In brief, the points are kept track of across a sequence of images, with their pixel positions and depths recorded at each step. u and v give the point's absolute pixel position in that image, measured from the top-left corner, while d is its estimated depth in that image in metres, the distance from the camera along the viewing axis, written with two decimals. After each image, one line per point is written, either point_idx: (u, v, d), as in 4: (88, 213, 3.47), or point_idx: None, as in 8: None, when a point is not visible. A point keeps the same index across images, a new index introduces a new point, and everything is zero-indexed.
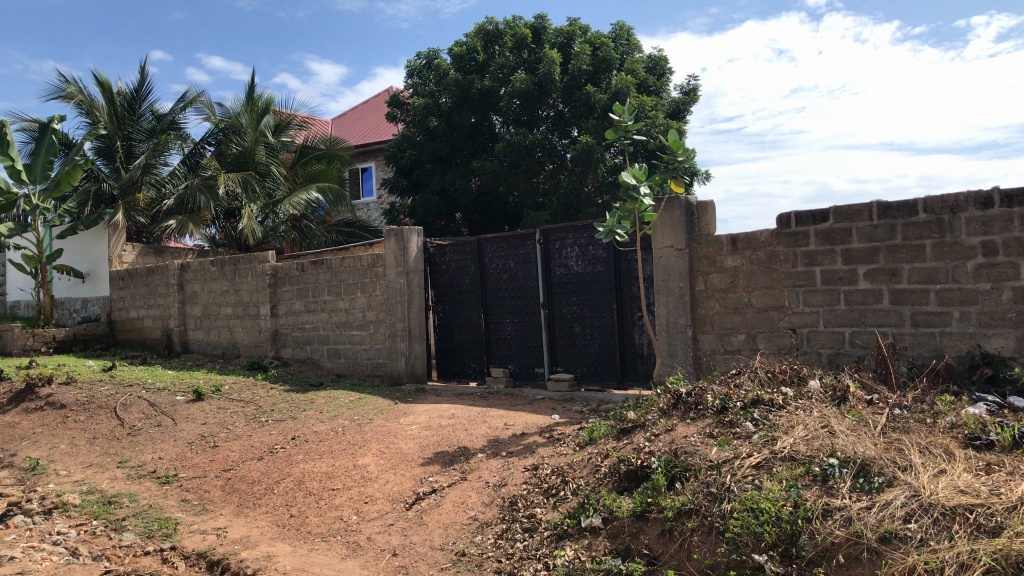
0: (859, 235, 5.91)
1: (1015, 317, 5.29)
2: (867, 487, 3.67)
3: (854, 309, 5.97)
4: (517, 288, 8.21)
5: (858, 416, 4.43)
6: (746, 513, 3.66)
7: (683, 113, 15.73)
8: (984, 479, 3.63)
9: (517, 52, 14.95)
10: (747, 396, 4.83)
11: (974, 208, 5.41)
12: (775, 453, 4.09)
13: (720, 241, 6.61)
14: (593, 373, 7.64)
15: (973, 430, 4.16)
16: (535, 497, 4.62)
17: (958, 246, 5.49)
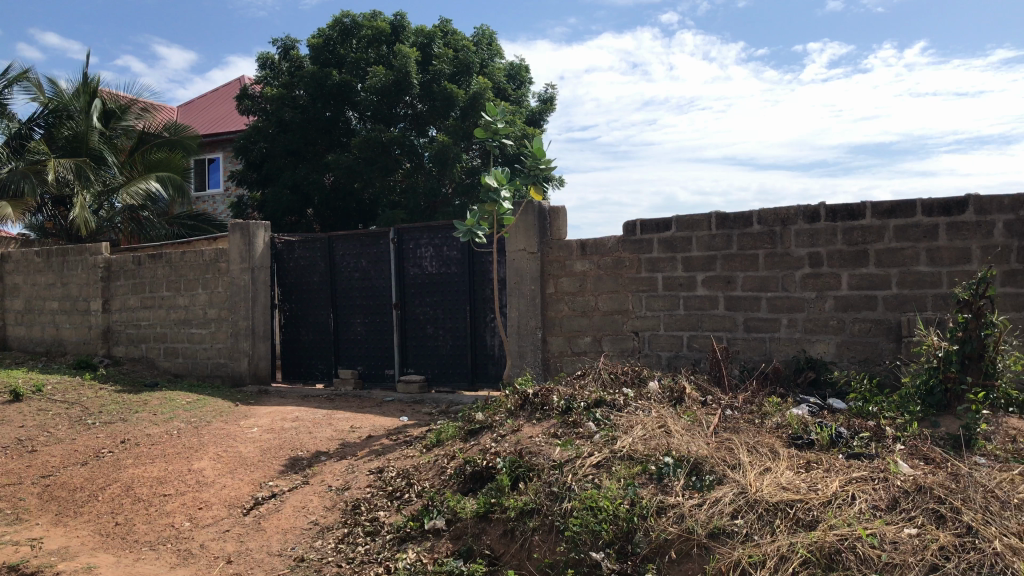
0: (699, 243, 6.17)
1: (836, 325, 5.69)
2: (698, 485, 3.84)
3: (692, 314, 6.23)
4: (368, 288, 8.10)
5: (693, 416, 4.63)
6: (585, 511, 3.75)
7: (541, 121, 15.99)
8: (804, 475, 3.87)
9: (375, 48, 14.81)
10: (591, 397, 4.95)
11: (802, 221, 5.77)
12: (614, 452, 4.20)
13: (570, 246, 6.74)
14: (443, 374, 7.63)
15: (797, 430, 4.43)
16: (379, 500, 4.55)
17: (787, 256, 5.84)
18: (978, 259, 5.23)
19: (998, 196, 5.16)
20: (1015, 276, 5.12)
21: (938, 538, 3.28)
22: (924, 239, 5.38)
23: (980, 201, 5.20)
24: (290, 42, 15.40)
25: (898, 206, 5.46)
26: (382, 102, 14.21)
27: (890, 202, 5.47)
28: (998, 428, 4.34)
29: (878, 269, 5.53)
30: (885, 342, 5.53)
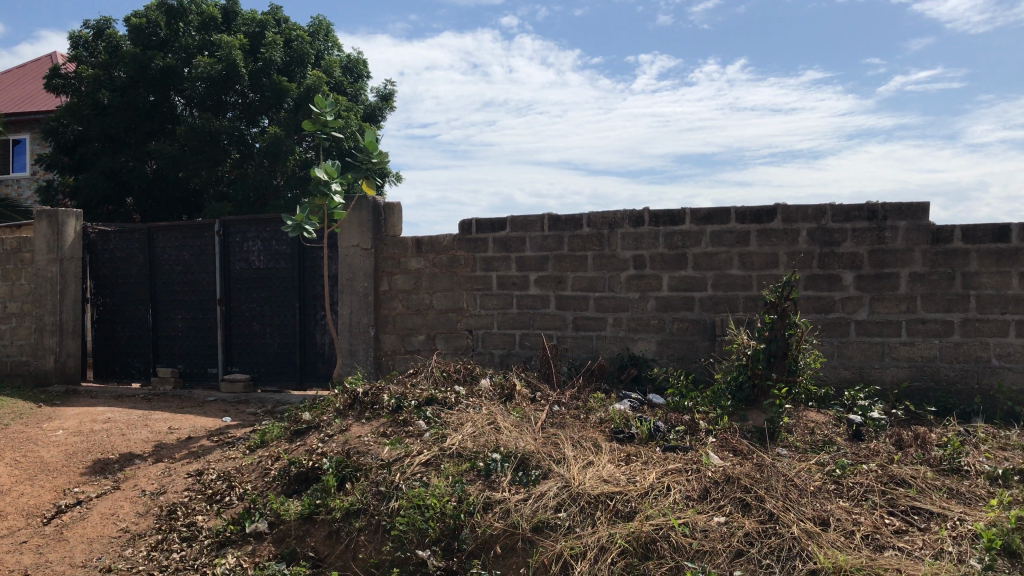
0: (531, 244, 6.29)
1: (657, 324, 5.95)
2: (525, 480, 3.91)
3: (524, 313, 6.35)
4: (191, 283, 7.72)
5: (521, 413, 4.71)
6: (412, 510, 3.73)
7: (378, 117, 15.81)
8: (624, 468, 4.03)
9: (203, 34, 14.20)
10: (421, 395, 4.94)
11: (628, 225, 6.00)
12: (443, 450, 4.21)
13: (404, 243, 6.69)
14: (271, 373, 7.39)
15: (618, 425, 4.61)
16: (197, 504, 4.35)
17: (614, 258, 6.05)
18: (784, 264, 5.62)
19: (803, 206, 5.56)
20: (816, 280, 5.54)
21: (743, 525, 3.50)
22: (737, 245, 5.73)
23: (787, 211, 5.59)
24: (105, 23, 14.42)
25: (714, 213, 5.78)
26: (210, 89, 13.58)
27: (708, 209, 5.79)
28: (799, 421, 4.69)
29: (696, 272, 5.84)
30: (701, 341, 5.84)
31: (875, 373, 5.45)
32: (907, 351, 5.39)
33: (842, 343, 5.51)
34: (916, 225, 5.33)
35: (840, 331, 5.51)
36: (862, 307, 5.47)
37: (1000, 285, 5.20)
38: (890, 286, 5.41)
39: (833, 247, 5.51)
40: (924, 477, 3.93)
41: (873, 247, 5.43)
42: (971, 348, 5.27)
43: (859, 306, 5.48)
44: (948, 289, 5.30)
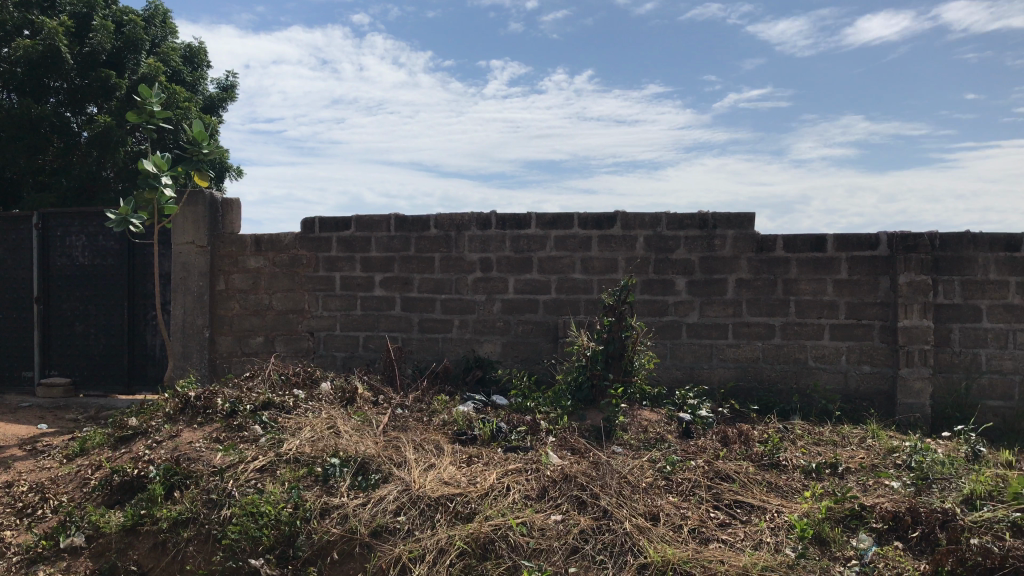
0: (377, 244, 6.21)
1: (502, 326, 6.02)
2: (364, 484, 3.85)
3: (368, 314, 6.26)
4: (4, 279, 7.14)
5: (363, 416, 4.65)
6: (245, 518, 3.60)
7: (218, 109, 15.19)
8: (465, 470, 4.04)
9: (22, 10, 12.94)
10: (258, 399, 4.77)
11: (475, 228, 6.03)
12: (279, 455, 4.08)
13: (243, 241, 6.45)
14: (94, 378, 6.94)
15: (461, 426, 4.63)
16: (5, 518, 4.02)
17: (460, 261, 6.07)
18: (623, 269, 5.82)
19: (641, 214, 5.77)
20: (651, 285, 5.78)
21: (579, 522, 3.59)
22: (580, 250, 5.88)
23: (626, 218, 5.79)
24: None
25: (558, 218, 5.90)
26: (29, 74, 12.59)
27: (552, 214, 5.90)
28: (633, 420, 4.86)
29: (539, 275, 5.94)
30: (544, 343, 5.95)
31: (704, 374, 5.73)
32: (734, 352, 5.70)
33: (675, 345, 5.77)
34: (743, 234, 5.63)
35: (673, 334, 5.77)
36: (693, 310, 5.74)
37: (817, 291, 5.57)
38: (718, 291, 5.70)
39: (668, 253, 5.75)
40: (746, 472, 4.17)
41: (704, 254, 5.71)
42: (790, 350, 5.62)
43: (691, 310, 5.75)
44: (770, 295, 5.64)
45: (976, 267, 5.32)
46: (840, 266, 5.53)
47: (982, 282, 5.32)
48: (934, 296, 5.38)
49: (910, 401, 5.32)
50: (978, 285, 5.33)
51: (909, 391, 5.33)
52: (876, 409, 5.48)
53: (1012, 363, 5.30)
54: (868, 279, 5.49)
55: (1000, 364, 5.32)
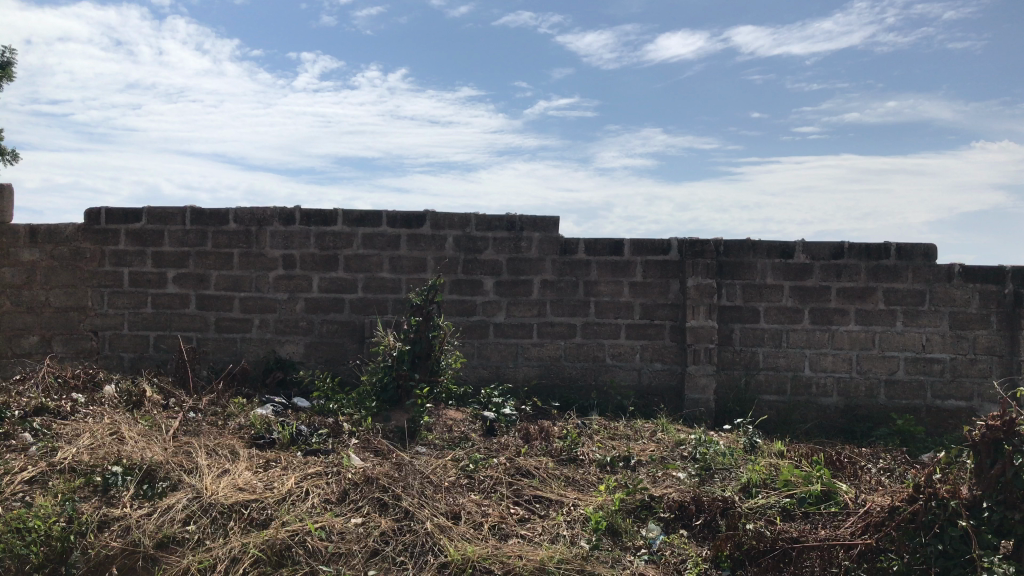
0: (170, 238, 5.86)
1: (305, 326, 5.85)
2: (149, 494, 3.62)
3: (160, 313, 5.89)
4: None
5: (150, 421, 4.36)
6: (10, 534, 3.28)
7: None
8: (261, 475, 3.89)
9: None
10: (29, 404, 4.36)
11: (278, 223, 5.82)
12: (52, 465, 3.75)
13: (16, 231, 5.88)
14: None
15: (258, 430, 4.44)
16: None
17: (261, 257, 5.84)
18: (430, 269, 5.81)
19: (449, 214, 5.79)
20: (459, 285, 5.82)
21: (380, 524, 3.54)
22: (387, 248, 5.81)
23: (435, 218, 5.79)
24: None
25: (366, 215, 5.80)
26: None
27: (359, 211, 5.80)
28: (438, 419, 4.86)
29: (346, 273, 5.83)
30: (348, 343, 5.84)
31: (508, 372, 5.83)
32: (537, 351, 5.84)
33: (481, 345, 5.84)
34: (547, 237, 5.79)
35: (480, 334, 5.83)
36: (499, 311, 5.84)
37: (615, 293, 5.82)
38: (524, 292, 5.83)
39: (475, 254, 5.82)
40: (545, 468, 4.28)
41: (510, 256, 5.82)
42: (589, 349, 5.83)
43: (497, 310, 5.84)
44: (572, 296, 5.83)
45: (756, 272, 5.74)
46: (637, 269, 5.80)
47: (760, 286, 5.74)
48: (719, 298, 5.76)
49: (697, 396, 5.66)
50: (757, 289, 5.75)
51: (695, 386, 5.66)
52: (666, 403, 5.79)
53: (785, 360, 5.74)
54: (662, 281, 5.79)
55: (775, 361, 5.75)
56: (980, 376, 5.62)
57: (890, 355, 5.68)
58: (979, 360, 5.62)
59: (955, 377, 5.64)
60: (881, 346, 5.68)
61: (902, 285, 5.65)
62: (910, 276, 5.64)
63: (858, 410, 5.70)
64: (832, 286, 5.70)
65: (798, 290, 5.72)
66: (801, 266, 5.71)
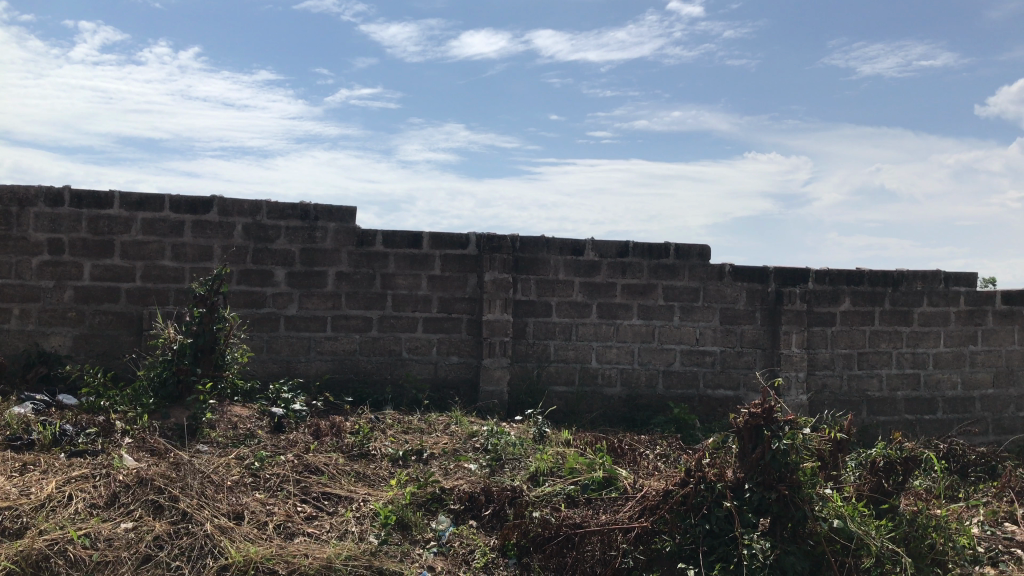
0: None
1: (74, 316, 5.38)
2: None
3: None
4: None
5: None
6: None
7: None
8: (16, 480, 3.55)
9: None
10: None
11: (43, 204, 5.32)
12: None
13: None
14: None
15: (15, 430, 4.05)
16: None
17: (23, 241, 5.32)
18: (217, 258, 5.53)
19: (239, 200, 5.54)
20: (249, 276, 5.58)
21: (154, 528, 3.32)
22: (169, 235, 5.47)
23: (224, 204, 5.51)
24: None
25: (146, 199, 5.43)
26: None
27: (138, 194, 5.42)
28: (222, 416, 4.63)
29: (122, 261, 5.43)
30: (124, 336, 5.44)
31: (300, 366, 5.66)
32: (330, 345, 5.71)
33: (271, 338, 5.63)
34: (343, 228, 5.67)
35: (270, 327, 5.63)
36: (291, 303, 5.65)
37: (412, 286, 5.80)
38: (318, 283, 5.68)
39: (266, 243, 5.60)
40: (335, 464, 4.18)
41: (304, 246, 5.65)
42: (384, 342, 5.78)
43: (290, 302, 5.66)
44: (368, 288, 5.74)
45: (548, 267, 5.91)
46: (434, 262, 5.81)
47: (552, 281, 5.93)
48: (514, 292, 5.89)
49: (490, 388, 5.75)
50: (549, 284, 5.93)
51: (489, 379, 5.76)
52: (460, 396, 5.84)
53: (574, 353, 5.96)
54: (458, 275, 5.84)
55: (565, 353, 5.96)
56: (746, 367, 6.10)
57: (669, 347, 6.04)
58: (745, 353, 6.10)
59: (724, 368, 6.09)
60: (661, 339, 6.03)
61: (680, 282, 6.03)
62: (687, 274, 6.03)
63: (639, 400, 6.01)
64: (618, 282, 5.98)
65: (587, 286, 5.96)
66: (590, 263, 5.95)
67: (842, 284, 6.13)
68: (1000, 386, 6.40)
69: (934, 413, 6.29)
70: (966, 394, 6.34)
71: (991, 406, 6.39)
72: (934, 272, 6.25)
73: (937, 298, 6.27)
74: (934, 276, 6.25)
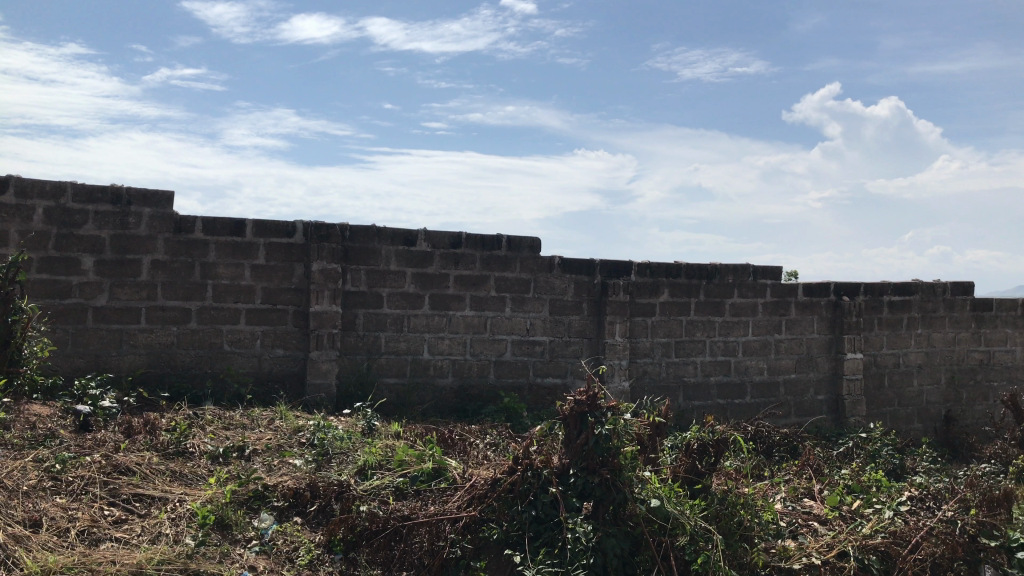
0: None
1: None
2: None
3: None
4: None
5: None
6: None
7: None
8: None
9: None
10: None
11: None
12: None
13: None
14: None
15: None
16: None
17: None
18: (14, 244, 5.08)
19: (39, 182, 5.11)
20: (51, 264, 5.17)
21: None
22: None
23: (22, 185, 5.07)
24: None
25: None
26: None
27: None
28: (19, 415, 4.27)
29: None
30: None
31: (110, 361, 5.30)
32: (145, 338, 5.38)
33: (77, 331, 5.24)
34: (159, 213, 5.35)
35: (77, 318, 5.24)
36: (101, 293, 5.29)
37: (234, 276, 5.56)
38: (131, 272, 5.34)
39: (72, 228, 5.21)
40: (148, 463, 3.94)
41: (115, 232, 5.30)
42: (204, 335, 5.50)
43: (99, 292, 5.28)
44: (186, 278, 5.46)
45: (379, 258, 5.83)
46: (259, 251, 5.59)
47: (383, 271, 5.85)
48: (344, 283, 5.76)
49: (318, 380, 5.61)
50: (380, 274, 5.85)
51: (317, 371, 5.61)
52: (286, 390, 5.66)
53: (405, 344, 5.91)
54: (284, 264, 5.65)
55: (396, 345, 5.90)
56: (573, 356, 6.27)
57: (499, 338, 6.11)
58: (573, 342, 6.27)
59: (553, 358, 6.23)
60: (492, 329, 6.09)
61: (510, 274, 6.11)
62: (517, 265, 6.11)
63: (470, 390, 6.04)
64: (450, 273, 5.98)
65: (419, 276, 5.92)
66: (422, 254, 5.91)
67: (662, 276, 6.42)
68: (802, 371, 6.91)
69: (743, 397, 6.71)
70: (772, 379, 6.81)
71: (793, 390, 6.89)
72: (744, 266, 6.67)
73: (747, 290, 6.69)
74: (744, 269, 6.66)
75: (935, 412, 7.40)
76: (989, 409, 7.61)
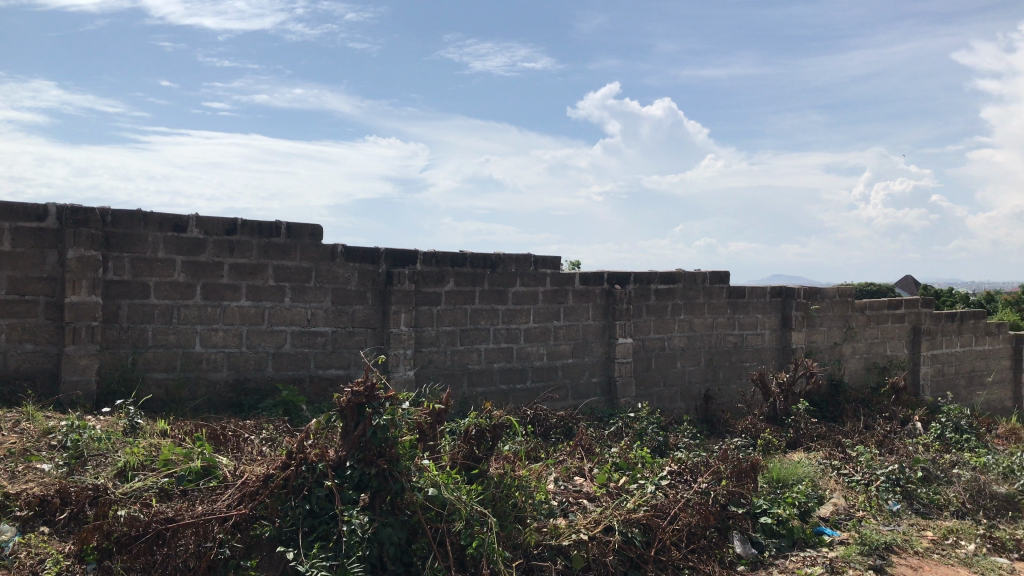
0: None
1: None
2: None
3: None
4: None
5: None
6: None
7: None
8: None
9: None
10: None
11: None
12: None
13: None
14: None
15: None
16: None
17: None
18: None
19: None
20: None
21: None
22: None
23: None
24: None
25: None
26: None
27: None
28: None
29: None
30: None
31: None
32: None
33: None
34: None
35: None
36: None
37: None
38: None
39: None
40: None
41: None
42: None
43: None
44: None
45: (145, 245, 5.47)
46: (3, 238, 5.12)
47: (150, 260, 5.49)
48: (104, 272, 5.35)
49: (75, 377, 5.19)
50: (146, 263, 5.48)
51: (73, 368, 5.18)
52: (37, 388, 5.21)
53: (175, 337, 5.59)
54: (34, 252, 5.19)
55: (164, 338, 5.56)
56: (356, 347, 6.19)
57: (278, 329, 5.91)
58: (356, 332, 6.19)
59: (335, 349, 6.11)
60: (270, 320, 5.88)
61: (291, 262, 5.92)
62: (298, 254, 5.94)
63: (247, 384, 5.80)
64: (225, 262, 5.71)
65: (190, 265, 5.61)
66: (194, 241, 5.60)
67: (447, 265, 6.47)
68: (578, 355, 7.23)
69: (524, 381, 6.93)
70: (550, 363, 7.07)
71: (570, 373, 7.19)
72: (525, 256, 6.87)
73: (527, 279, 6.89)
74: (525, 259, 6.87)
75: (695, 391, 7.98)
76: (741, 386, 8.31)
